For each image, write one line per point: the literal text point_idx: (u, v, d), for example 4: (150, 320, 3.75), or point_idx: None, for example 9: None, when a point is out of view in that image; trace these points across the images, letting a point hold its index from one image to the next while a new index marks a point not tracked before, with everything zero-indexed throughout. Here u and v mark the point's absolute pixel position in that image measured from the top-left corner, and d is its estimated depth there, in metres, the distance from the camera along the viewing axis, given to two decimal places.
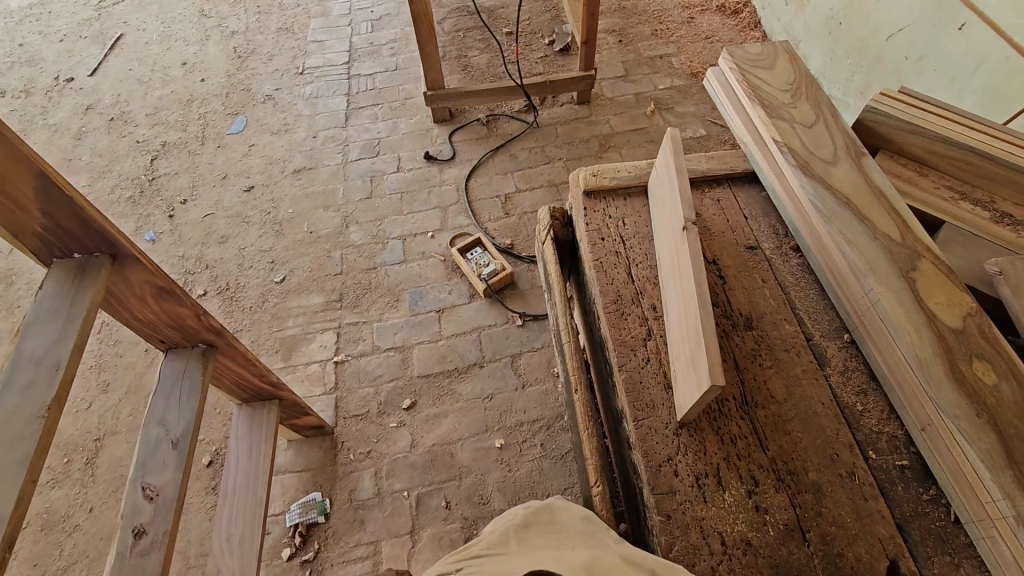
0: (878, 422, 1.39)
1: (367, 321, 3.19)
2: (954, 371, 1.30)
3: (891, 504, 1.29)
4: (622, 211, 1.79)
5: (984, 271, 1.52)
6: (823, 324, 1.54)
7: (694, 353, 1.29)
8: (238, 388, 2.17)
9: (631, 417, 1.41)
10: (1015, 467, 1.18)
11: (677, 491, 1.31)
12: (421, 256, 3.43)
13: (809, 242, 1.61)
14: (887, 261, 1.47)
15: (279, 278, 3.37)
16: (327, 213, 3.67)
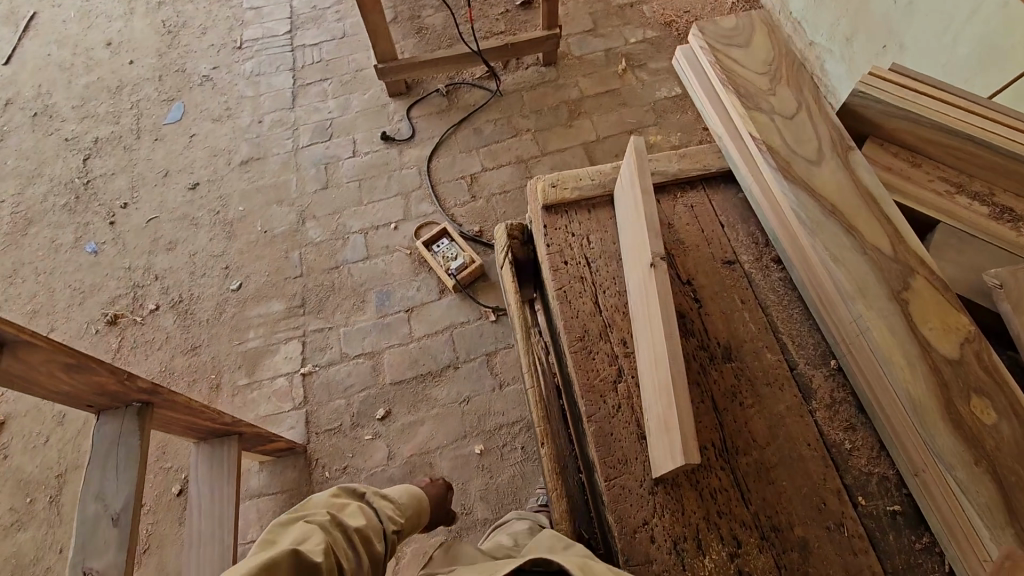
0: (868, 462, 1.29)
1: (333, 326, 3.03)
2: (951, 412, 1.18)
3: (881, 556, 1.20)
4: (585, 227, 1.60)
5: (982, 281, 1.38)
6: (808, 350, 1.41)
7: (667, 415, 1.17)
8: (191, 431, 2.02)
9: (602, 476, 1.29)
10: (1015, 524, 1.08)
11: (654, 560, 1.21)
12: (385, 250, 3.24)
13: (791, 256, 1.44)
14: (878, 281, 1.32)
15: (236, 285, 3.18)
16: (281, 208, 3.42)
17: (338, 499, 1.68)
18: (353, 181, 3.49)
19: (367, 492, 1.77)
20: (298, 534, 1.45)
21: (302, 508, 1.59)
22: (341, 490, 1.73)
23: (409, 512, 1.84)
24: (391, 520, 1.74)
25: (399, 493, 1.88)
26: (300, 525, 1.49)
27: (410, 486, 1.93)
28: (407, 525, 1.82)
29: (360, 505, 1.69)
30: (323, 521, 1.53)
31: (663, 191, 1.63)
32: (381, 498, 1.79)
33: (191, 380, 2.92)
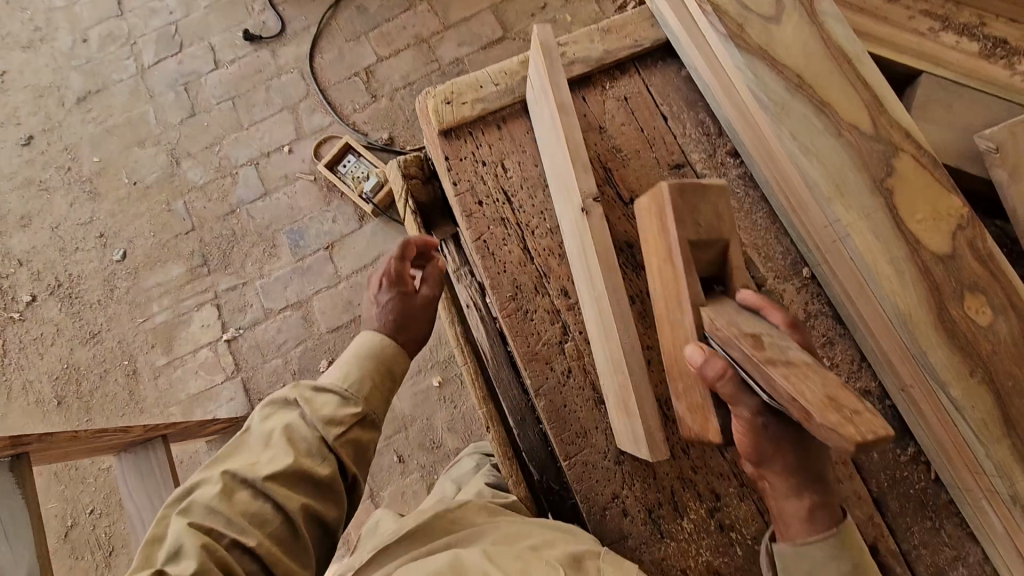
0: (848, 379, 1.14)
1: (247, 280, 2.64)
2: (943, 320, 1.01)
3: (866, 478, 1.10)
4: (497, 149, 1.27)
5: (973, 142, 1.14)
6: (776, 261, 1.20)
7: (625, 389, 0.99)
8: (99, 450, 1.77)
9: (561, 455, 1.12)
10: (1013, 435, 0.96)
11: (629, 534, 1.09)
12: (283, 179, 2.74)
13: (751, 150, 1.18)
14: (856, 171, 1.08)
15: (119, 254, 2.72)
16: (146, 150, 2.83)
17: (273, 420, 1.12)
18: (224, 101, 2.87)
19: (306, 394, 1.14)
20: (181, 527, 0.97)
21: (212, 465, 1.06)
22: (286, 396, 1.15)
23: (361, 391, 1.16)
24: (336, 425, 1.11)
25: (352, 373, 1.17)
26: (172, 536, 0.97)
27: (361, 348, 1.21)
28: (371, 405, 1.17)
29: (305, 424, 1.10)
30: (221, 497, 1.00)
31: (588, 82, 1.29)
32: (320, 398, 1.14)
33: (102, 371, 2.59)
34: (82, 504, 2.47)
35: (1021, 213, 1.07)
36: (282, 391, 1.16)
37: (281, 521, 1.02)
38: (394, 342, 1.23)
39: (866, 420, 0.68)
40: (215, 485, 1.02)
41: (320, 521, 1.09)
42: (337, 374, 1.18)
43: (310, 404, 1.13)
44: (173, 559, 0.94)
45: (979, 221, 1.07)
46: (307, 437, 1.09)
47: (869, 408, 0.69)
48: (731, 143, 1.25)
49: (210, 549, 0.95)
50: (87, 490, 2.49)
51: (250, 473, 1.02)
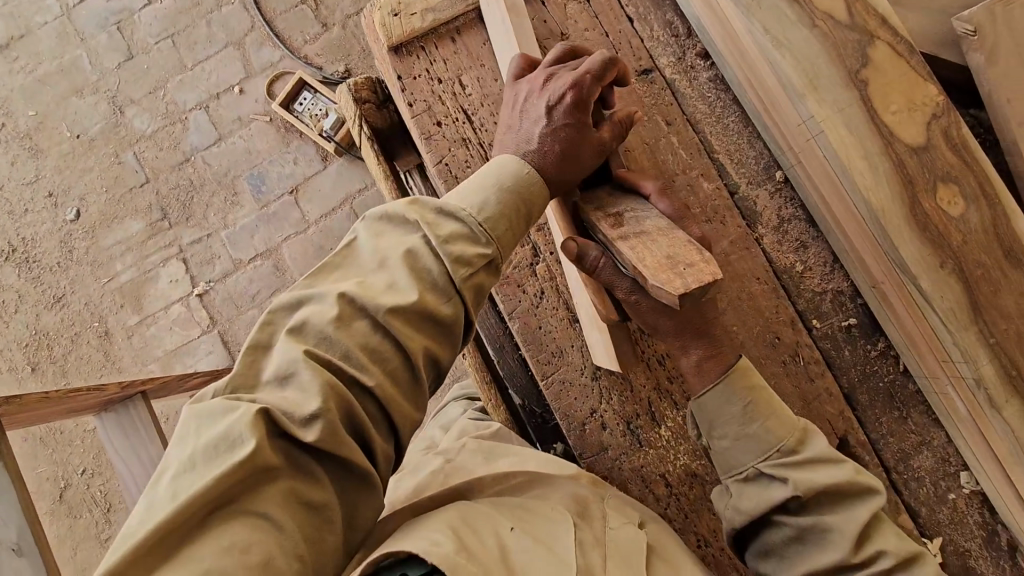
0: (821, 281, 1.14)
1: (211, 232, 2.54)
2: (915, 213, 0.99)
3: (836, 375, 1.12)
4: (453, 65, 1.18)
5: (951, 26, 1.09)
6: (748, 167, 1.16)
7: (598, 305, 0.97)
8: (76, 411, 1.75)
9: (539, 376, 1.12)
10: (979, 322, 0.97)
11: (608, 445, 1.11)
12: (237, 122, 2.58)
13: (723, 48, 1.12)
14: (830, 62, 1.02)
15: (73, 213, 2.58)
16: (84, 99, 2.63)
17: (387, 244, 0.80)
18: (163, 40, 2.64)
19: (441, 208, 0.82)
20: (273, 389, 0.71)
21: (291, 351, 0.71)
22: (409, 204, 0.82)
23: (499, 229, 0.84)
24: (464, 266, 0.80)
25: (491, 202, 0.84)
26: (237, 420, 0.66)
27: (506, 181, 0.86)
28: (507, 243, 0.85)
29: (423, 213, 0.81)
30: (337, 327, 0.73)
31: None
32: (445, 222, 0.81)
33: (73, 334, 2.52)
34: (73, 466, 2.47)
35: (997, 98, 1.04)
36: (396, 203, 0.82)
37: (401, 360, 0.76)
38: (544, 176, 0.89)
39: (697, 271, 0.79)
40: (328, 303, 0.74)
41: (434, 368, 0.81)
42: (469, 198, 0.84)
43: (418, 232, 0.80)
44: (240, 448, 0.65)
45: (954, 108, 1.03)
46: (431, 264, 0.78)
47: (702, 259, 0.80)
48: (701, 44, 1.19)
49: (266, 412, 0.68)
50: (76, 452, 2.49)
51: (368, 301, 0.74)
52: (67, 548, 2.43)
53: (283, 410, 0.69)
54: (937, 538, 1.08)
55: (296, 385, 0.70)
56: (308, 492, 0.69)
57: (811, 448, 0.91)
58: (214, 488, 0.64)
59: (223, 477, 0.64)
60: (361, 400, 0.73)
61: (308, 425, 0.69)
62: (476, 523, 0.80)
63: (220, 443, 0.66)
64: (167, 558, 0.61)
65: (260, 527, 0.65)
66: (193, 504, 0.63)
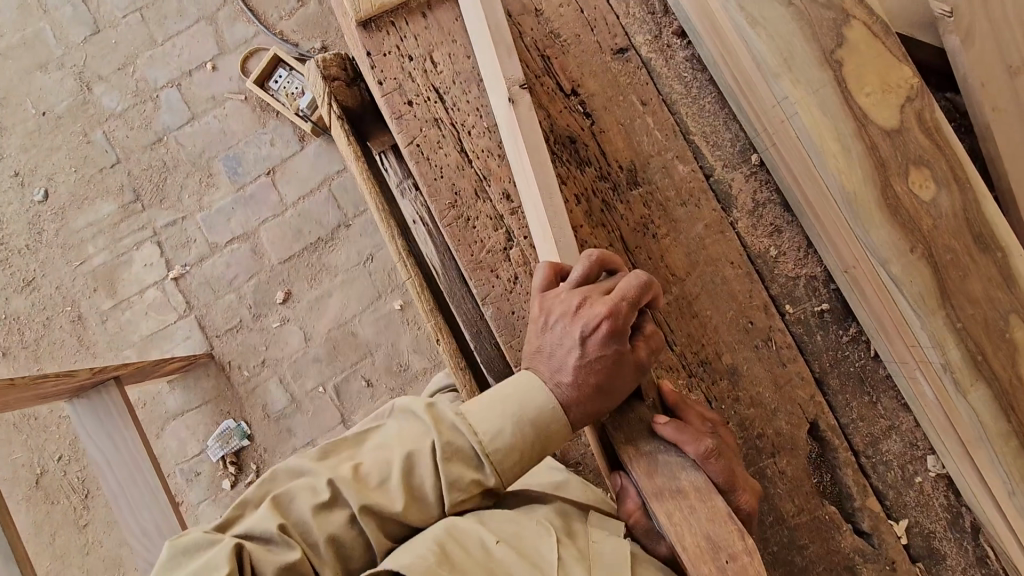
0: (795, 265, 1.13)
1: (185, 215, 2.48)
2: (887, 196, 0.99)
3: (808, 359, 1.13)
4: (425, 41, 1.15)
5: (929, 7, 1.08)
6: (724, 149, 1.15)
7: None
8: (48, 396, 1.72)
9: (512, 362, 1.11)
10: (947, 306, 0.98)
11: (581, 430, 1.11)
12: (210, 101, 2.51)
13: (700, 27, 1.10)
14: (806, 42, 1.01)
15: (41, 194, 2.51)
16: (50, 76, 2.54)
17: (409, 441, 0.85)
18: (131, 13, 2.54)
19: (452, 416, 0.86)
20: (252, 523, 0.79)
21: (285, 500, 0.81)
22: (422, 411, 0.86)
23: (504, 462, 0.85)
24: (459, 491, 0.84)
25: (496, 425, 0.85)
26: (231, 538, 0.77)
27: (523, 413, 0.86)
28: (507, 468, 0.86)
29: (434, 427, 0.85)
30: (319, 513, 0.80)
31: None
32: (456, 444, 0.84)
33: (45, 319, 2.47)
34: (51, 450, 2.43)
35: (972, 82, 1.03)
36: (415, 404, 0.88)
37: (364, 553, 0.83)
38: (569, 411, 0.88)
39: (736, 561, 0.81)
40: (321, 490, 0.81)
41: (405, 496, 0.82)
42: (473, 411, 0.87)
43: (427, 443, 0.84)
44: (220, 551, 0.75)
45: (929, 91, 1.02)
46: (429, 485, 0.83)
47: (741, 545, 0.82)
48: (678, 22, 1.16)
49: (241, 550, 0.76)
50: (51, 437, 2.45)
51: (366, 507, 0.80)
52: (45, 534, 2.40)
53: (272, 534, 0.78)
54: (903, 520, 1.11)
55: (285, 544, 0.78)
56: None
57: (767, 514, 0.92)
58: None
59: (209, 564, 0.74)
60: (327, 541, 0.77)
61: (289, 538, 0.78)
62: (462, 539, 0.82)
63: (216, 549, 0.76)
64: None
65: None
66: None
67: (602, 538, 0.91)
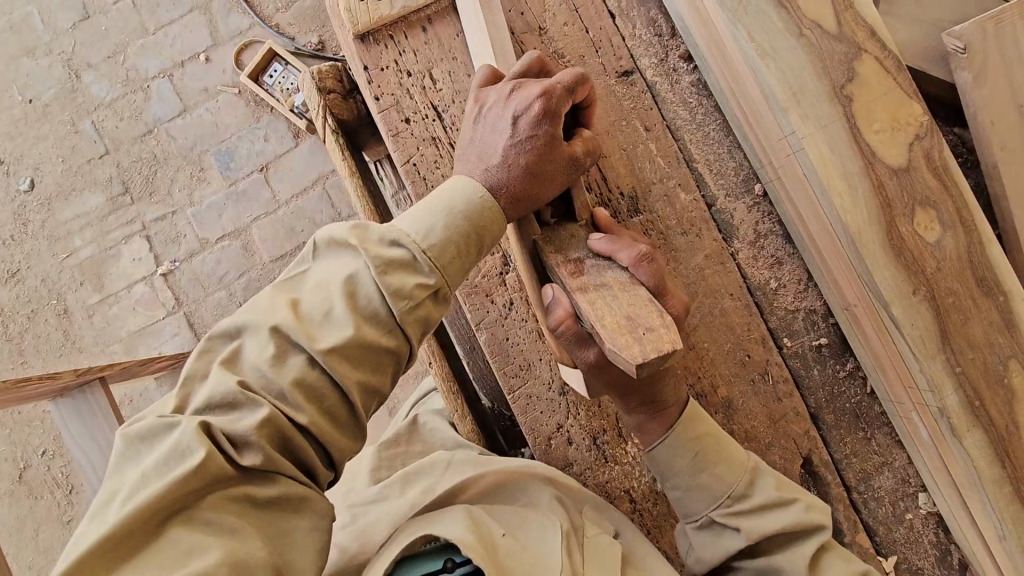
0: (795, 299, 1.12)
1: (175, 209, 2.43)
2: (892, 238, 0.97)
3: (804, 394, 1.12)
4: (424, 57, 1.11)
5: (942, 41, 1.05)
6: (728, 178, 1.12)
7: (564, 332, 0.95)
8: (29, 399, 1.69)
9: (505, 390, 1.09)
10: (947, 350, 0.97)
11: (574, 461, 1.09)
12: (203, 94, 2.45)
13: (708, 54, 1.07)
14: (816, 76, 0.98)
15: (27, 184, 2.45)
16: (37, 62, 2.46)
17: (339, 260, 0.75)
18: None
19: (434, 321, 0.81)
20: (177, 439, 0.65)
21: (224, 368, 0.69)
22: (340, 243, 0.75)
23: (445, 258, 0.76)
24: (404, 299, 0.73)
25: (438, 230, 0.76)
26: (182, 431, 0.65)
27: (459, 211, 0.78)
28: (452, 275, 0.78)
29: (364, 237, 0.74)
30: (274, 365, 0.69)
31: None
32: (387, 248, 0.75)
33: (29, 312, 2.42)
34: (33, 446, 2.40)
35: (981, 120, 1.02)
36: (328, 235, 0.76)
37: (338, 396, 0.71)
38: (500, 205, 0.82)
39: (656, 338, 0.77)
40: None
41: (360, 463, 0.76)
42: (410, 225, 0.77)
43: (356, 261, 0.74)
44: (189, 457, 0.63)
45: (938, 129, 1.00)
46: (372, 300, 0.73)
47: (663, 324, 0.78)
48: (685, 45, 1.13)
49: (208, 426, 0.66)
50: (34, 433, 2.41)
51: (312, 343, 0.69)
52: (28, 529, 2.38)
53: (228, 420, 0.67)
54: (892, 556, 1.10)
55: (240, 409, 0.67)
56: (264, 495, 0.67)
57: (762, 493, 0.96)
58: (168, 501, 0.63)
59: (183, 482, 0.63)
60: (302, 433, 0.69)
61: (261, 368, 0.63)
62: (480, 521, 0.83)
63: (168, 463, 0.64)
64: (118, 560, 0.61)
65: (224, 532, 0.64)
66: (145, 518, 0.62)
67: (596, 533, 0.92)
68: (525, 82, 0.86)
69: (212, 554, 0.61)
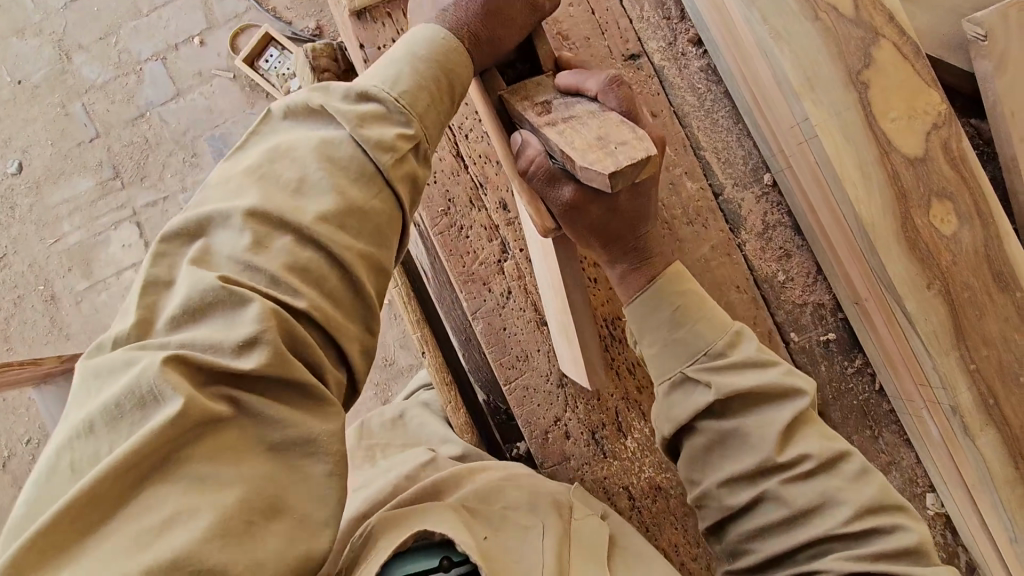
0: (802, 293, 1.08)
1: (167, 195, 2.38)
2: (906, 230, 0.94)
3: None
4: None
5: (960, 27, 1.02)
6: (736, 166, 1.09)
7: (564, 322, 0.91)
8: (12, 385, 1.64)
9: (502, 383, 1.05)
10: (961, 346, 0.93)
11: (572, 456, 1.05)
12: (196, 78, 2.39)
13: (718, 36, 1.03)
14: (831, 60, 0.94)
15: (14, 167, 2.39)
16: (26, 42, 2.40)
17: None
18: None
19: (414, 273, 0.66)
20: (138, 374, 0.48)
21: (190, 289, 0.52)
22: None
23: (420, 104, 0.64)
24: (387, 151, 0.61)
25: (406, 73, 0.64)
26: (147, 362, 0.48)
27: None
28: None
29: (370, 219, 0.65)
30: (254, 250, 0.54)
31: None
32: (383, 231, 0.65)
33: (16, 297, 2.37)
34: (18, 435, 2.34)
35: (1000, 110, 0.98)
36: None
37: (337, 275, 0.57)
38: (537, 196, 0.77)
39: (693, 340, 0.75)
40: (244, 229, 0.55)
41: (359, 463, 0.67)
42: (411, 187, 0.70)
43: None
44: (165, 403, 0.47)
45: (956, 118, 0.97)
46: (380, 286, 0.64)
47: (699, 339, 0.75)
48: (694, 29, 1.09)
49: (188, 358, 0.50)
50: (19, 422, 2.35)
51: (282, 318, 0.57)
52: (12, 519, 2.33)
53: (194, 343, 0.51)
54: None
55: (227, 317, 0.52)
56: (277, 432, 0.52)
57: None
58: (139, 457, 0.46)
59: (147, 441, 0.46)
60: (305, 327, 0.54)
61: (239, 354, 0.51)
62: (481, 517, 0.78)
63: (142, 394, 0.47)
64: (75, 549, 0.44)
65: (198, 485, 0.47)
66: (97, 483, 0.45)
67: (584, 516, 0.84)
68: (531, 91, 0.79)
69: (202, 521, 0.46)
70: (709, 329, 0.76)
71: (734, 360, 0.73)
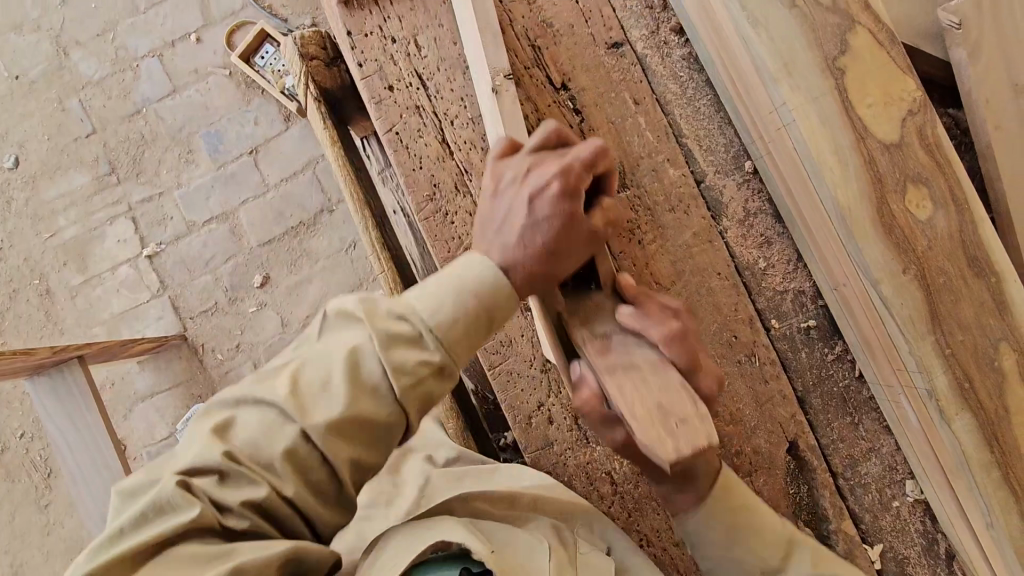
0: (784, 279, 1.09)
1: (163, 190, 2.40)
2: (882, 215, 0.95)
3: (791, 377, 1.09)
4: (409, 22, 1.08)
5: (936, 17, 1.03)
6: (717, 154, 1.10)
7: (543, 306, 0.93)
8: (6, 374, 1.65)
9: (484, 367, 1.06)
10: (936, 329, 0.95)
11: (554, 440, 1.06)
12: (193, 74, 2.41)
13: (698, 24, 1.05)
14: (808, 47, 0.96)
15: (11, 161, 2.41)
16: (25, 38, 2.43)
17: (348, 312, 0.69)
18: None
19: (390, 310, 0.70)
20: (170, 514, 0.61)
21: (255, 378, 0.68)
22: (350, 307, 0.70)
23: (452, 337, 0.70)
24: (408, 375, 0.68)
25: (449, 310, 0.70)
26: (159, 492, 0.61)
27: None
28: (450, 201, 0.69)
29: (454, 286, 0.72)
30: (269, 435, 0.64)
31: None
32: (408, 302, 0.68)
33: (11, 291, 2.38)
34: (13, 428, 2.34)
35: (975, 98, 1.00)
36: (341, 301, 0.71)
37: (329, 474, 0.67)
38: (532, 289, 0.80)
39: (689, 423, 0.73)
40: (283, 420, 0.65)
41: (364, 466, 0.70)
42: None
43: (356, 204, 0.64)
44: (179, 513, 0.61)
45: (931, 105, 0.98)
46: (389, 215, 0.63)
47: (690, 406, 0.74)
48: (676, 18, 1.10)
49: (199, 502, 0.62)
50: (13, 415, 2.36)
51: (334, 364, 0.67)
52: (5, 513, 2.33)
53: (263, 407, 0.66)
54: (878, 545, 1.07)
55: (231, 482, 0.63)
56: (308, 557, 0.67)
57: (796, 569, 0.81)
58: (230, 435, 0.65)
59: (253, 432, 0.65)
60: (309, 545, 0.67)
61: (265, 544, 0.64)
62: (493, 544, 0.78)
63: (250, 435, 0.65)
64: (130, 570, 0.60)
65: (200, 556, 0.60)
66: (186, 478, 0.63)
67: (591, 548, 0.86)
68: (543, 159, 0.80)
69: (283, 451, 0.64)
70: (679, 343, 0.75)
71: (716, 365, 0.71)
